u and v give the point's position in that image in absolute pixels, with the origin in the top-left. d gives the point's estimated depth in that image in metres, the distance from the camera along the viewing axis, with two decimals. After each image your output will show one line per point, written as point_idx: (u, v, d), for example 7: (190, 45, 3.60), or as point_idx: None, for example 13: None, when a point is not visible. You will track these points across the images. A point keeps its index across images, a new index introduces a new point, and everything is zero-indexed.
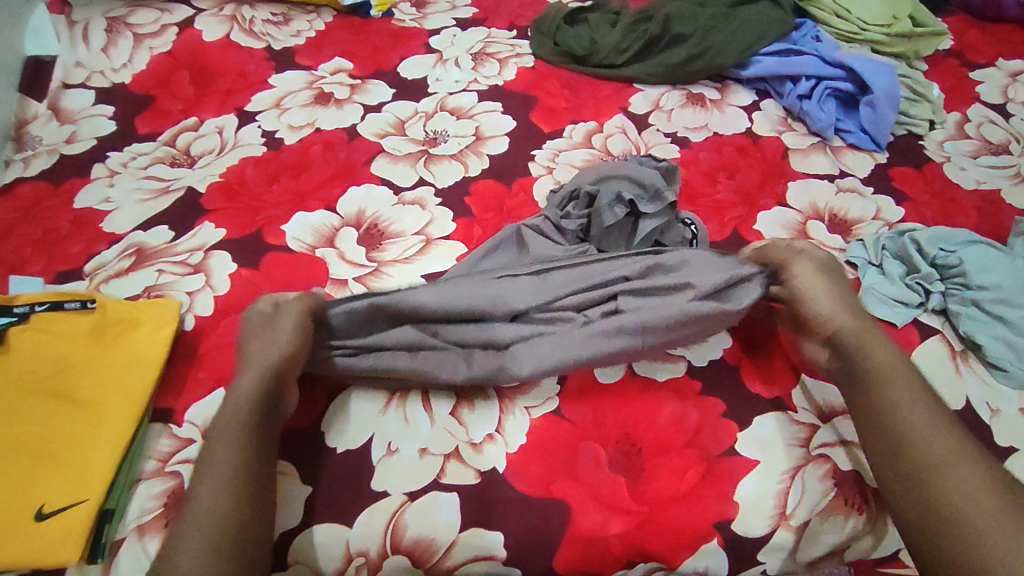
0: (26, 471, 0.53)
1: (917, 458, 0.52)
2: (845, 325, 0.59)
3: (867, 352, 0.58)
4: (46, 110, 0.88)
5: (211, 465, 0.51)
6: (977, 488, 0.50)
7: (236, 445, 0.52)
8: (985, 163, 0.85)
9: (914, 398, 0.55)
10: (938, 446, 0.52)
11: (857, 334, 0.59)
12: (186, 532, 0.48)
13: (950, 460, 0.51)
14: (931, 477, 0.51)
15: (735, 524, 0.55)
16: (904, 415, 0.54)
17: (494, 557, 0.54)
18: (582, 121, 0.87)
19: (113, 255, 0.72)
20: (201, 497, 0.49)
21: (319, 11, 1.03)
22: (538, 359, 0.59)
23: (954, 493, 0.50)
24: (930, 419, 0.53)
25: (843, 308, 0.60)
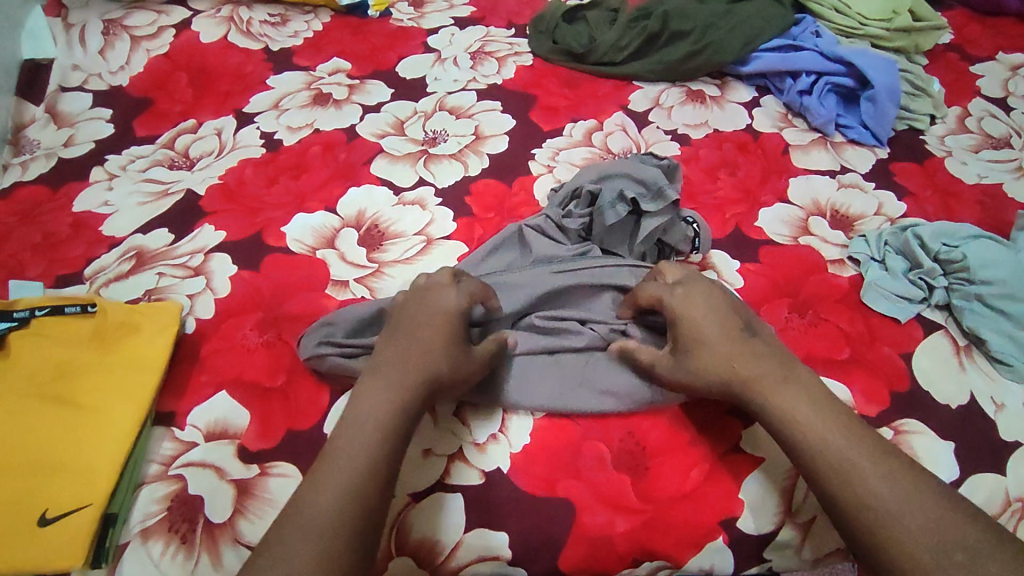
0: (30, 477, 0.53)
1: (853, 516, 0.48)
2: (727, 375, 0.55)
3: (771, 403, 0.53)
4: (43, 113, 0.87)
5: (359, 446, 0.49)
6: (911, 510, 0.47)
7: (390, 431, 0.50)
8: (987, 157, 0.85)
9: (835, 438, 0.51)
10: (872, 493, 0.48)
11: (745, 383, 0.54)
12: (316, 513, 0.46)
13: (885, 498, 0.48)
14: (873, 535, 0.47)
15: (740, 522, 0.55)
16: (829, 458, 0.50)
17: (498, 557, 0.54)
18: (582, 119, 0.87)
19: (113, 259, 0.72)
20: (341, 476, 0.48)
21: (316, 11, 1.02)
22: (540, 386, 0.59)
23: (900, 548, 0.46)
24: (857, 461, 0.49)
25: (727, 359, 0.55)
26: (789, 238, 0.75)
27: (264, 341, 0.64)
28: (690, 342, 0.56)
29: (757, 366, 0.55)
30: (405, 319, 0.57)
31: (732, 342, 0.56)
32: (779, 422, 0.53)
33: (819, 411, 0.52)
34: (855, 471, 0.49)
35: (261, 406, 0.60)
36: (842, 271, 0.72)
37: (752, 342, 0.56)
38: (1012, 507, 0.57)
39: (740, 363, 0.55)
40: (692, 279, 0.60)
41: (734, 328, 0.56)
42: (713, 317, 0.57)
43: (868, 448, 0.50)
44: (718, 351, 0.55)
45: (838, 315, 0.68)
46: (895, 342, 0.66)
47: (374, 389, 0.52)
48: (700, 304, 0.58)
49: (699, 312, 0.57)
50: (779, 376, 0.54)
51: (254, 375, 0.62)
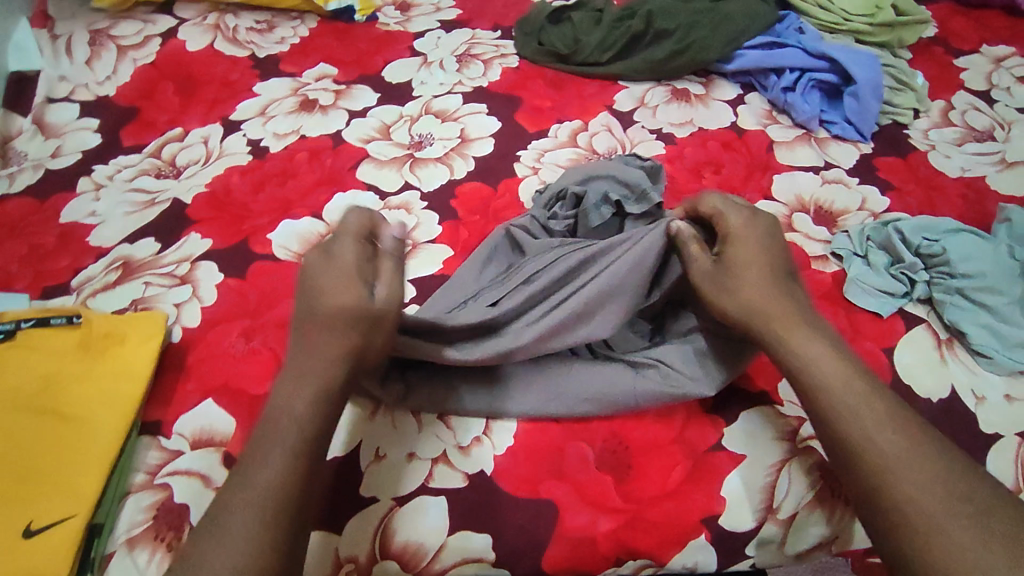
0: (15, 489, 0.53)
1: (863, 459, 0.48)
2: (758, 297, 0.56)
3: (797, 344, 0.54)
4: (31, 125, 0.88)
5: (275, 439, 0.48)
6: (917, 460, 0.47)
7: (305, 424, 0.49)
8: (971, 150, 0.85)
9: (855, 383, 0.51)
10: (883, 438, 0.48)
11: (776, 311, 0.55)
12: (237, 512, 0.45)
13: (894, 446, 0.48)
14: (876, 479, 0.47)
15: (721, 520, 0.56)
16: (845, 403, 0.50)
17: (483, 559, 0.54)
18: (567, 120, 0.87)
19: (100, 269, 0.72)
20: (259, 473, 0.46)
21: (303, 17, 1.03)
22: (538, 392, 0.59)
23: (905, 493, 0.46)
24: (871, 411, 0.50)
25: (768, 295, 0.56)
26: None
27: (250, 348, 0.65)
28: (733, 274, 0.57)
29: (790, 309, 0.56)
30: (307, 299, 0.53)
31: (772, 282, 0.57)
32: (799, 367, 0.53)
33: (844, 360, 0.53)
34: (868, 418, 0.49)
35: (247, 413, 0.60)
36: (825, 267, 0.72)
37: (789, 286, 0.57)
38: None
39: (774, 302, 0.56)
40: (758, 212, 0.61)
41: (777, 269, 0.58)
42: (764, 252, 0.58)
43: (886, 400, 0.50)
44: (764, 277, 0.57)
45: (822, 312, 0.68)
46: (877, 337, 0.67)
47: (294, 381, 0.50)
48: (757, 232, 0.59)
49: (752, 249, 0.58)
50: (801, 320, 0.55)
51: (241, 382, 0.62)
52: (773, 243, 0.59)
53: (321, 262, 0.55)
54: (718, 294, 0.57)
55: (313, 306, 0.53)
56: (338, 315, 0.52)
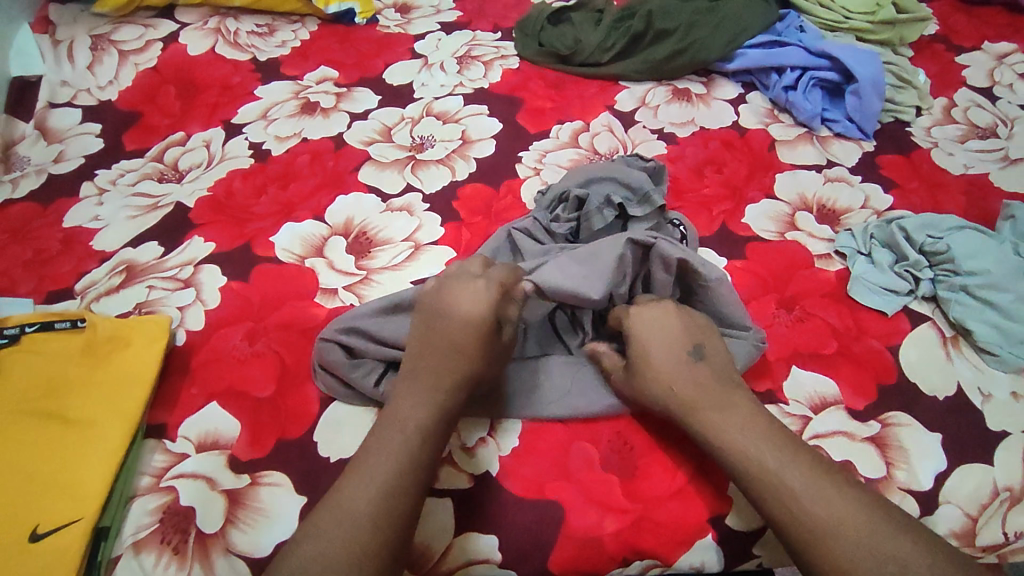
0: (22, 493, 0.53)
1: (792, 534, 0.48)
2: (674, 390, 0.55)
3: (716, 426, 0.53)
4: (33, 130, 0.88)
5: (397, 444, 0.52)
6: (846, 524, 0.47)
7: (428, 433, 0.53)
8: (973, 147, 0.85)
9: (771, 460, 0.51)
10: (806, 511, 0.48)
11: (691, 401, 0.54)
12: (353, 518, 0.48)
13: (821, 515, 0.48)
14: (811, 550, 0.47)
15: (727, 519, 0.55)
16: (767, 477, 0.50)
17: (489, 561, 0.54)
18: (569, 121, 0.87)
19: (103, 273, 0.72)
20: (377, 474, 0.50)
21: (303, 20, 1.03)
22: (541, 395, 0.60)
23: (839, 562, 0.46)
24: (790, 480, 0.49)
25: (682, 383, 0.55)
26: (776, 233, 0.75)
27: (254, 351, 0.65)
28: (639, 366, 0.57)
29: (700, 389, 0.54)
30: (435, 321, 0.57)
31: (677, 364, 0.56)
32: (718, 450, 0.53)
33: (761, 433, 0.52)
34: (792, 490, 0.49)
35: (251, 416, 0.60)
36: (829, 265, 0.72)
37: (699, 363, 0.56)
38: (1001, 496, 0.57)
39: (684, 388, 0.55)
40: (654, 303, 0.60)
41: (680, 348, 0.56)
42: (664, 339, 0.57)
43: (805, 466, 0.50)
44: (673, 366, 0.56)
45: (826, 310, 0.68)
46: (882, 335, 0.66)
47: (413, 392, 0.55)
48: (653, 325, 0.58)
49: (653, 330, 0.57)
50: (716, 399, 0.54)
51: (245, 385, 0.62)
52: (675, 317, 0.58)
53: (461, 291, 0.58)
54: (635, 389, 0.57)
55: (442, 323, 0.57)
56: (473, 338, 0.56)
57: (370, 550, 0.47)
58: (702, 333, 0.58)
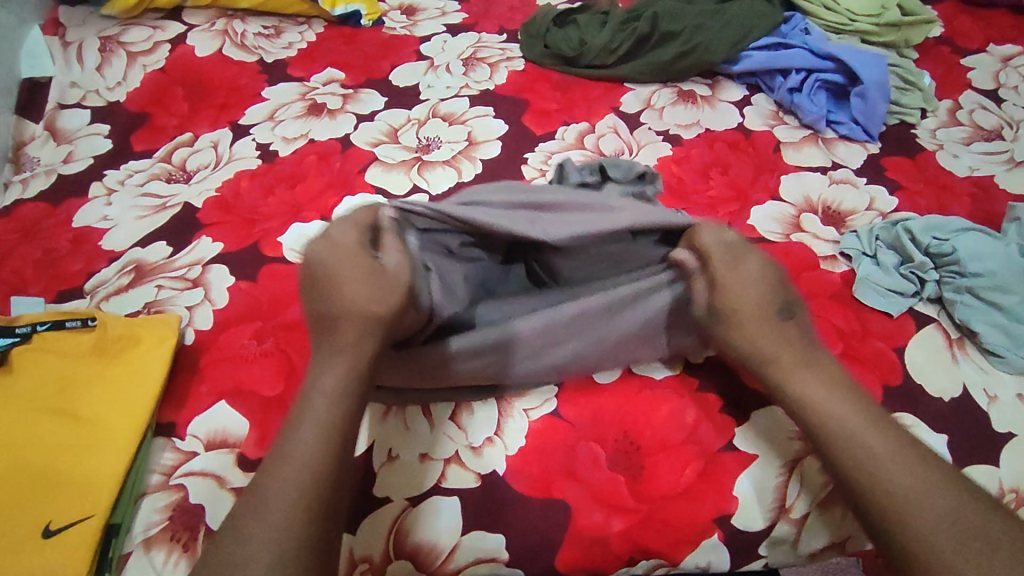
0: (34, 489, 0.54)
1: (868, 494, 0.49)
2: (757, 346, 0.57)
3: (799, 385, 0.55)
4: (43, 130, 0.88)
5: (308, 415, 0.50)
6: (926, 496, 0.48)
7: (346, 393, 0.51)
8: (978, 149, 0.85)
9: (855, 422, 0.52)
10: (888, 476, 0.49)
11: (774, 355, 0.57)
12: (278, 501, 0.46)
13: (902, 481, 0.49)
14: (886, 512, 0.48)
15: (734, 519, 0.56)
16: (850, 437, 0.51)
17: (497, 559, 0.54)
18: (574, 122, 0.88)
19: (113, 272, 0.73)
20: (294, 453, 0.48)
21: (310, 22, 1.04)
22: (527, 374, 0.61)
23: (915, 526, 0.47)
24: (873, 445, 0.50)
25: (769, 342, 0.57)
26: (782, 235, 0.75)
27: (262, 350, 0.65)
28: (728, 318, 0.58)
29: (785, 348, 0.57)
30: (315, 276, 0.56)
31: (763, 322, 0.58)
32: (799, 406, 0.54)
33: (848, 397, 0.54)
34: (871, 453, 0.50)
35: (260, 415, 0.61)
36: (835, 267, 0.72)
37: (785, 325, 0.58)
38: (1007, 498, 0.57)
39: (769, 344, 0.57)
40: (746, 251, 0.61)
41: (770, 309, 0.58)
42: (755, 292, 0.58)
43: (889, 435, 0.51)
44: (760, 316, 0.58)
45: (831, 312, 0.68)
46: (888, 337, 0.67)
47: (328, 359, 0.52)
48: (745, 278, 0.59)
49: (739, 282, 0.59)
50: (803, 361, 0.56)
51: (253, 384, 0.63)
52: (772, 280, 0.59)
53: (338, 237, 0.57)
54: (725, 340, 0.59)
55: (331, 283, 0.55)
56: (369, 271, 0.55)
57: (297, 532, 0.45)
58: (789, 301, 0.60)
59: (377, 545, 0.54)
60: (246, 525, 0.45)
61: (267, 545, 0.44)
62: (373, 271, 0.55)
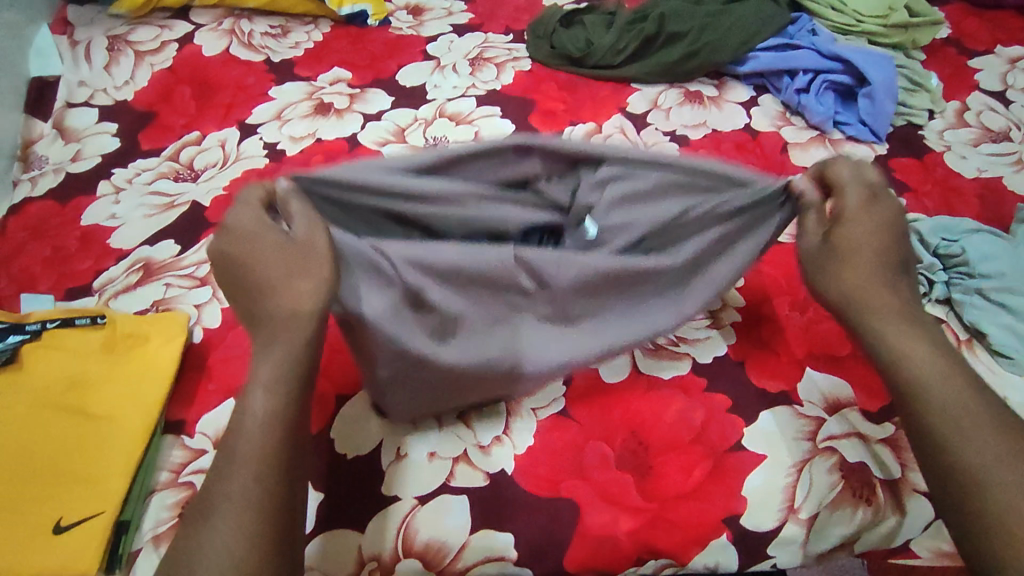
0: (43, 485, 0.54)
1: (950, 455, 0.45)
2: (874, 292, 0.50)
3: (894, 337, 0.49)
4: (51, 129, 0.89)
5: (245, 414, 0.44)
6: (1012, 469, 0.44)
7: (285, 370, 0.45)
8: (987, 151, 0.85)
9: (953, 381, 0.48)
10: (974, 442, 0.45)
11: (882, 304, 0.50)
12: (242, 496, 0.42)
13: (990, 450, 0.45)
14: (965, 475, 0.45)
15: (743, 519, 0.55)
16: (937, 396, 0.47)
17: (505, 558, 0.54)
18: (581, 122, 0.88)
19: (121, 270, 0.73)
20: (246, 455, 0.43)
21: (317, 22, 1.04)
22: (554, 335, 0.56)
23: (994, 498, 0.43)
24: (966, 411, 0.46)
25: (867, 284, 0.50)
26: None
27: None
28: (839, 258, 0.51)
29: (892, 299, 0.50)
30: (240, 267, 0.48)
31: (882, 269, 0.51)
32: (894, 356, 0.49)
33: (948, 357, 0.49)
34: (960, 415, 0.46)
35: None
36: None
37: (898, 278, 0.51)
38: None
39: (881, 291, 0.50)
40: (884, 198, 0.52)
41: (893, 259, 0.51)
42: (881, 239, 0.51)
43: (983, 402, 0.47)
44: (875, 262, 0.51)
45: None
46: None
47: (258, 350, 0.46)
48: (880, 218, 0.51)
49: (863, 233, 0.51)
50: (904, 314, 0.50)
51: None
52: (900, 229, 0.52)
53: (246, 218, 0.48)
54: (821, 279, 0.53)
55: (251, 270, 0.47)
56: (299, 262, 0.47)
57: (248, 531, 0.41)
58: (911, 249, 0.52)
59: (383, 544, 0.54)
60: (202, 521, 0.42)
61: (227, 545, 0.41)
62: (284, 248, 0.47)
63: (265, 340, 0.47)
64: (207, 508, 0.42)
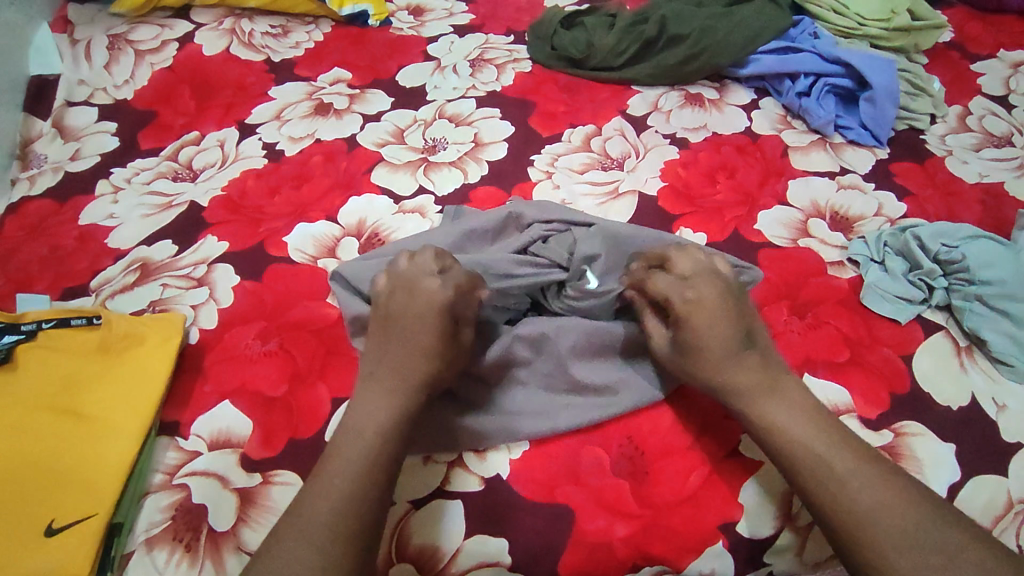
0: (36, 487, 0.54)
1: (831, 519, 0.49)
2: (734, 377, 0.55)
3: (761, 413, 0.54)
4: (50, 127, 0.88)
5: (353, 451, 0.51)
6: (886, 515, 0.48)
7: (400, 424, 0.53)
8: (989, 156, 0.84)
9: (817, 445, 0.51)
10: (849, 497, 0.49)
11: (752, 385, 0.54)
12: (326, 525, 0.48)
13: (865, 502, 0.49)
14: (846, 534, 0.49)
15: (739, 527, 0.55)
16: (805, 461, 0.51)
17: (499, 564, 0.54)
18: (581, 124, 0.87)
19: (118, 270, 0.73)
20: (341, 486, 0.49)
21: (317, 22, 1.04)
22: (549, 402, 0.60)
23: (875, 549, 0.47)
24: (835, 469, 0.50)
25: (722, 369, 0.55)
26: (789, 240, 0.75)
27: (267, 350, 0.65)
28: (693, 357, 0.56)
29: (748, 375, 0.55)
30: (394, 311, 0.57)
31: (727, 353, 0.55)
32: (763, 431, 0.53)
33: (810, 418, 0.53)
34: (826, 474, 0.50)
35: (263, 415, 0.61)
36: (842, 273, 0.72)
37: (747, 354, 0.55)
38: (1017, 507, 0.57)
39: (735, 372, 0.55)
40: (701, 279, 0.58)
41: (731, 340, 0.55)
42: (719, 326, 0.55)
43: (851, 453, 0.51)
44: (726, 352, 0.55)
45: (839, 318, 0.68)
46: (895, 343, 0.66)
47: (374, 393, 0.54)
48: (709, 303, 0.56)
49: (704, 326, 0.55)
50: (761, 388, 0.54)
51: (257, 384, 0.62)
52: (727, 310, 0.56)
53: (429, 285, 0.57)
54: (683, 375, 0.57)
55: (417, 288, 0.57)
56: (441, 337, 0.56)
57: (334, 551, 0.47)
58: (751, 325, 0.57)
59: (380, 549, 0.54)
60: (293, 537, 0.47)
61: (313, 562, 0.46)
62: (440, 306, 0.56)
63: (370, 381, 0.55)
64: (291, 529, 0.48)
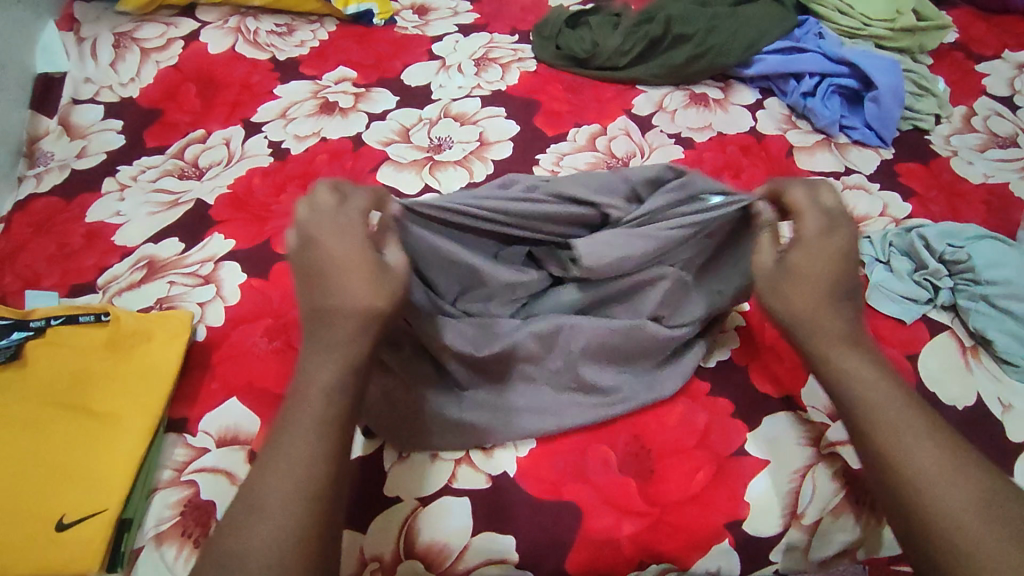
0: (46, 482, 0.54)
1: (905, 477, 0.45)
2: (837, 316, 0.51)
3: (843, 363, 0.50)
4: (57, 125, 0.89)
5: (303, 414, 0.46)
6: (965, 482, 0.44)
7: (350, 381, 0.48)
8: (994, 156, 0.85)
9: (899, 404, 0.48)
10: (925, 458, 0.45)
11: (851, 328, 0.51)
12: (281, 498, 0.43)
13: (943, 466, 0.45)
14: (920, 494, 0.44)
15: (746, 525, 0.55)
16: (885, 417, 0.47)
17: (506, 561, 0.54)
18: (586, 124, 0.87)
19: (125, 268, 0.73)
20: (293, 452, 0.44)
21: (322, 21, 1.04)
22: (555, 401, 0.60)
23: (952, 513, 0.43)
24: (914, 428, 0.47)
25: (820, 305, 0.51)
26: None
27: (273, 348, 0.65)
28: (792, 280, 0.52)
29: (843, 318, 0.51)
30: (311, 261, 0.50)
31: (832, 292, 0.51)
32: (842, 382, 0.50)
33: (890, 377, 0.50)
34: (906, 431, 0.46)
35: (270, 412, 0.61)
36: None
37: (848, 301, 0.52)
38: None
39: (836, 314, 0.51)
40: (838, 219, 0.52)
41: (838, 285, 0.51)
42: (837, 264, 0.51)
43: (930, 417, 0.47)
44: (843, 286, 0.51)
45: None
46: (901, 343, 0.66)
47: (316, 351, 0.48)
48: (836, 244, 0.51)
49: (821, 261, 0.51)
50: (851, 338, 0.51)
51: (264, 382, 0.63)
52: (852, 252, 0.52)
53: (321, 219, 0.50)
54: (772, 301, 0.53)
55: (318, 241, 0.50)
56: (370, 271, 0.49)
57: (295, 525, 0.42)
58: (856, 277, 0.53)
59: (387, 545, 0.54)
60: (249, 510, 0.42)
61: (272, 539, 0.41)
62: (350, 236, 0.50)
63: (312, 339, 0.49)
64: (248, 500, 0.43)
